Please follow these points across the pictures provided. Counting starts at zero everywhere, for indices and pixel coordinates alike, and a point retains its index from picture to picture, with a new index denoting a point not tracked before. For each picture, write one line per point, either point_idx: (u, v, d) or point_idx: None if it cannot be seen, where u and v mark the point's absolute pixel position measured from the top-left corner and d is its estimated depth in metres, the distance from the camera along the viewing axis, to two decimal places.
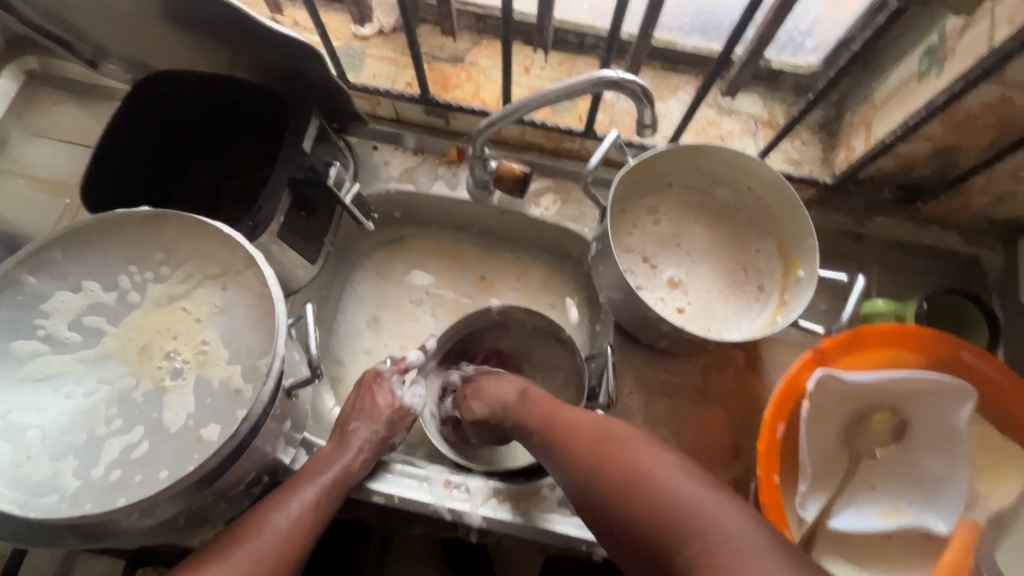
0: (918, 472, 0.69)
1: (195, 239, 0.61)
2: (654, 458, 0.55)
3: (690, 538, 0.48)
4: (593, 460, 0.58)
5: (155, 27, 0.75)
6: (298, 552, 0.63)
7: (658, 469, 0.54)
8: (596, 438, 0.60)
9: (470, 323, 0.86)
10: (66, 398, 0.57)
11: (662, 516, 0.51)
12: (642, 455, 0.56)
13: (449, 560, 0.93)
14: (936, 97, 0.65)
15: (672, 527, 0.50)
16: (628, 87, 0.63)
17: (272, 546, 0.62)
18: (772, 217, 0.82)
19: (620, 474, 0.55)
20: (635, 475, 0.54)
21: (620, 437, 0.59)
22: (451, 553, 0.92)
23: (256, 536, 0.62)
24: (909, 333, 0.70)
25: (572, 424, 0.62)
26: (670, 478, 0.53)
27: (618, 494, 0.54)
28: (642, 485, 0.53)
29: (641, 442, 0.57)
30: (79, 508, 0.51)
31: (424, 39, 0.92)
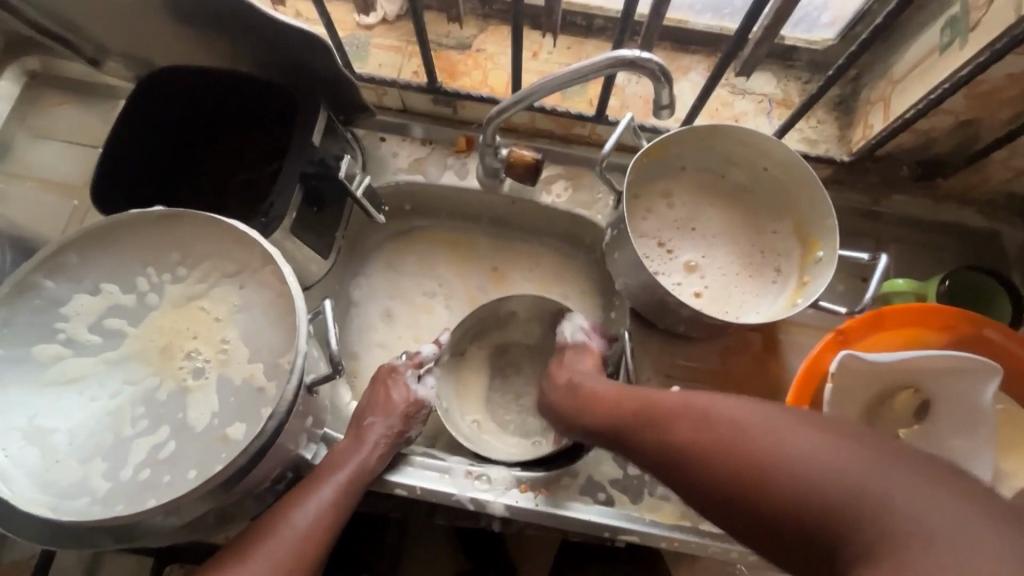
0: (942, 452, 0.69)
1: (212, 238, 0.61)
2: (796, 435, 0.46)
3: (869, 531, 0.38)
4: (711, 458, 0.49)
5: (157, 21, 0.73)
6: (319, 549, 0.63)
7: (795, 450, 0.44)
8: (708, 430, 0.51)
9: (482, 316, 0.87)
10: (90, 401, 0.56)
11: (825, 507, 0.41)
12: (775, 436, 0.46)
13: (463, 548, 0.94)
14: (960, 70, 0.63)
15: (843, 522, 0.40)
16: (645, 67, 0.62)
17: (293, 544, 0.62)
18: (789, 199, 0.81)
19: (754, 469, 0.46)
20: (775, 467, 0.45)
21: (744, 415, 0.50)
22: (465, 542, 0.94)
23: (276, 534, 0.62)
24: (931, 312, 0.70)
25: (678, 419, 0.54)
26: (821, 454, 0.43)
27: (760, 490, 0.45)
28: (782, 471, 0.44)
29: (768, 420, 0.48)
30: (110, 510, 0.51)
31: (430, 26, 0.90)
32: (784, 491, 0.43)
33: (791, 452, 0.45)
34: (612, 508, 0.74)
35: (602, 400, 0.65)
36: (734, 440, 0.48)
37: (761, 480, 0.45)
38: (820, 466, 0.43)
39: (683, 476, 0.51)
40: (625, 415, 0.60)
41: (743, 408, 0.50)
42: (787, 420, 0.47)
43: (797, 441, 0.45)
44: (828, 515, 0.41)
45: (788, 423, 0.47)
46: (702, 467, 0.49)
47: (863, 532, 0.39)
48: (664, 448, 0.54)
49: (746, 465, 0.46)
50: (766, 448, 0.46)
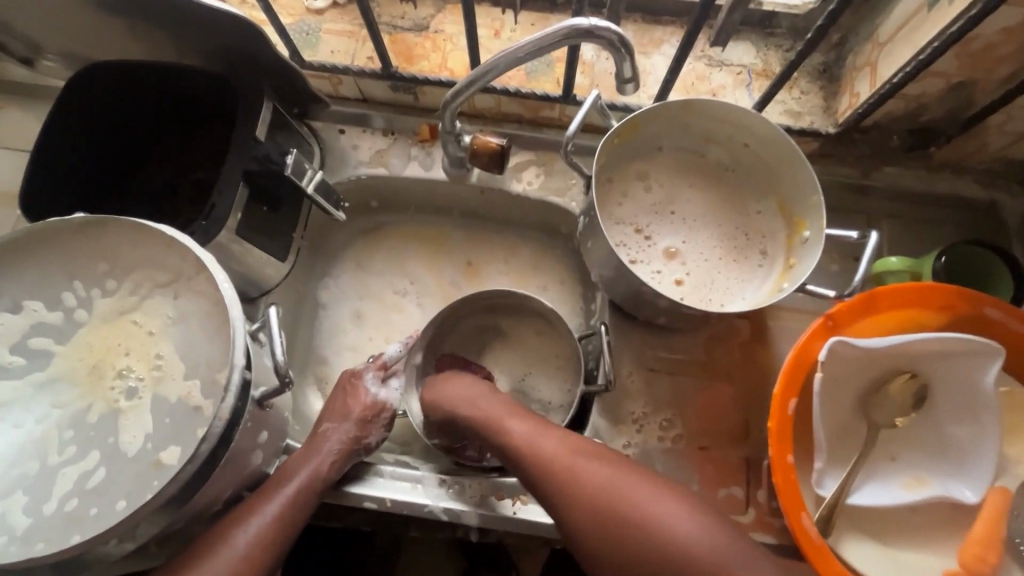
0: (943, 440, 0.64)
1: (140, 244, 0.56)
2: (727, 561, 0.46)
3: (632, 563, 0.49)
4: (604, 520, 0.51)
5: (79, 12, 0.68)
6: (263, 570, 0.59)
7: (679, 528, 0.48)
8: (608, 483, 0.52)
9: (440, 322, 0.82)
10: (13, 428, 0.52)
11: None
12: (695, 552, 0.47)
13: (467, 561, 0.88)
14: (950, 27, 0.58)
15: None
16: (602, 37, 0.56)
17: (231, 566, 0.57)
18: (773, 175, 0.75)
19: (647, 545, 0.48)
20: (663, 545, 0.48)
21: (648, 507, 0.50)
22: (469, 554, 0.88)
23: (216, 554, 0.58)
24: (927, 292, 0.65)
25: (605, 509, 0.51)
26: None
27: (635, 558, 0.49)
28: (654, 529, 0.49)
29: (706, 544, 0.47)
30: (30, 549, 0.47)
31: (383, 8, 0.84)
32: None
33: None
34: None
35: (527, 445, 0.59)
36: (628, 504, 0.51)
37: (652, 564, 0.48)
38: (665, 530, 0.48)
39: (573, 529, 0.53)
40: (551, 475, 0.55)
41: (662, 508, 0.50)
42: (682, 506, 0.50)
43: (718, 558, 0.46)
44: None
45: (715, 543, 0.47)
46: (593, 527, 0.51)
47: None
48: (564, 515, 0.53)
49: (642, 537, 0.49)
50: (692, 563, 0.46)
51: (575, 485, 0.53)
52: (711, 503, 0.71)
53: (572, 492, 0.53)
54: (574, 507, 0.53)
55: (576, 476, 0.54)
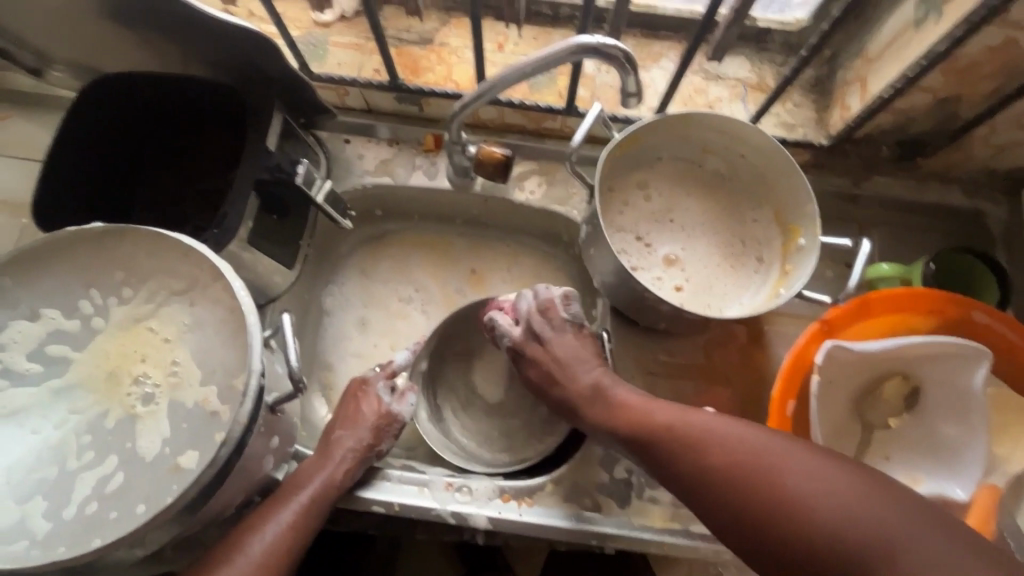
0: (932, 439, 0.67)
1: (156, 253, 0.57)
2: (873, 516, 0.45)
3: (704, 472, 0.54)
4: (740, 489, 0.51)
5: (93, 25, 0.69)
6: None
7: (816, 488, 0.48)
8: (737, 451, 0.53)
9: (446, 329, 0.86)
10: (31, 435, 0.53)
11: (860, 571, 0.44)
12: (841, 510, 0.46)
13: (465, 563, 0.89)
14: (936, 45, 0.61)
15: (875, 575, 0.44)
16: (610, 54, 0.59)
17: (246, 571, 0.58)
18: (769, 184, 0.78)
19: (791, 509, 0.48)
20: (731, 457, 0.53)
21: (715, 427, 0.56)
22: (467, 557, 0.89)
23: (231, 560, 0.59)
24: (919, 297, 0.68)
25: (741, 475, 0.51)
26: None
27: (707, 475, 0.53)
28: (719, 442, 0.54)
29: (848, 500, 0.47)
30: (51, 553, 0.47)
31: (389, 22, 0.86)
32: (819, 544, 0.46)
33: (887, 537, 0.44)
34: (599, 515, 0.71)
35: (646, 421, 0.61)
36: (764, 468, 0.51)
37: (792, 527, 0.47)
38: (728, 444, 0.54)
39: (709, 500, 0.53)
40: (678, 447, 0.57)
41: (799, 472, 0.49)
42: (819, 463, 0.50)
43: (863, 511, 0.46)
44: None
45: (859, 500, 0.47)
46: (729, 495, 0.52)
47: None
48: (645, 448, 0.60)
49: (784, 501, 0.48)
50: (835, 521, 0.46)
51: (697, 445, 0.55)
52: None
53: (692, 452, 0.55)
54: (706, 477, 0.53)
55: (704, 448, 0.55)
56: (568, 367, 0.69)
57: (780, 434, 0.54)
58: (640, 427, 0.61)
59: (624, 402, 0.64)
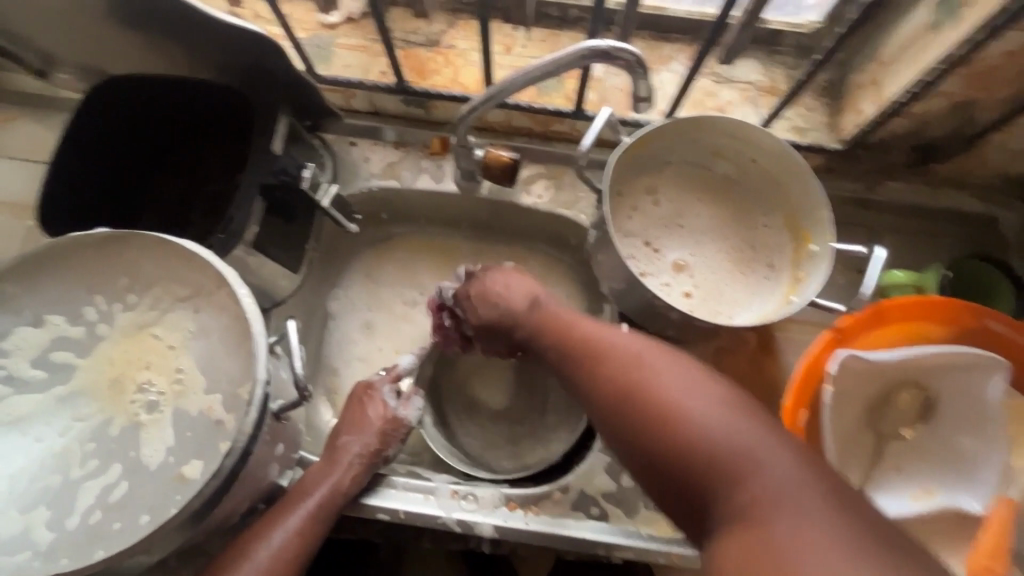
0: (949, 450, 0.66)
1: (161, 259, 0.57)
2: (752, 444, 0.42)
3: (602, 378, 0.52)
4: (625, 398, 0.49)
5: (98, 26, 0.68)
6: None
7: (701, 407, 0.45)
8: (634, 364, 0.50)
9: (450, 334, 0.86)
10: (34, 443, 0.52)
11: (714, 489, 0.42)
12: (716, 429, 0.43)
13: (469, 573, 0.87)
14: (954, 49, 0.59)
15: (728, 497, 0.41)
16: (621, 58, 0.58)
17: None
18: (780, 189, 0.77)
19: (670, 422, 0.45)
20: (630, 368, 0.50)
21: (628, 343, 0.53)
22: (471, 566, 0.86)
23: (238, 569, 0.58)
24: (935, 305, 0.66)
25: (631, 386, 0.49)
26: (814, 531, 0.36)
27: (603, 380, 0.52)
28: (625, 354, 0.52)
29: (728, 424, 0.43)
30: (55, 564, 0.47)
31: (396, 23, 0.86)
32: (680, 456, 0.43)
33: (754, 461, 0.41)
34: (605, 523, 0.70)
35: (562, 337, 0.60)
36: (655, 380, 0.48)
37: (664, 438, 0.45)
38: (637, 355, 0.52)
39: (597, 407, 0.51)
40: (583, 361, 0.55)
41: (687, 389, 0.46)
42: (717, 390, 0.46)
43: (738, 437, 0.42)
44: (717, 499, 0.41)
45: (740, 428, 0.43)
46: (613, 402, 0.50)
47: (733, 506, 0.40)
48: (559, 356, 0.58)
49: (665, 413, 0.45)
50: (705, 437, 0.43)
51: (605, 355, 0.53)
52: None
53: (599, 360, 0.53)
54: (599, 386, 0.52)
55: (606, 362, 0.53)
56: (504, 294, 0.66)
57: (692, 360, 0.50)
58: (558, 343, 0.60)
59: (549, 321, 0.63)
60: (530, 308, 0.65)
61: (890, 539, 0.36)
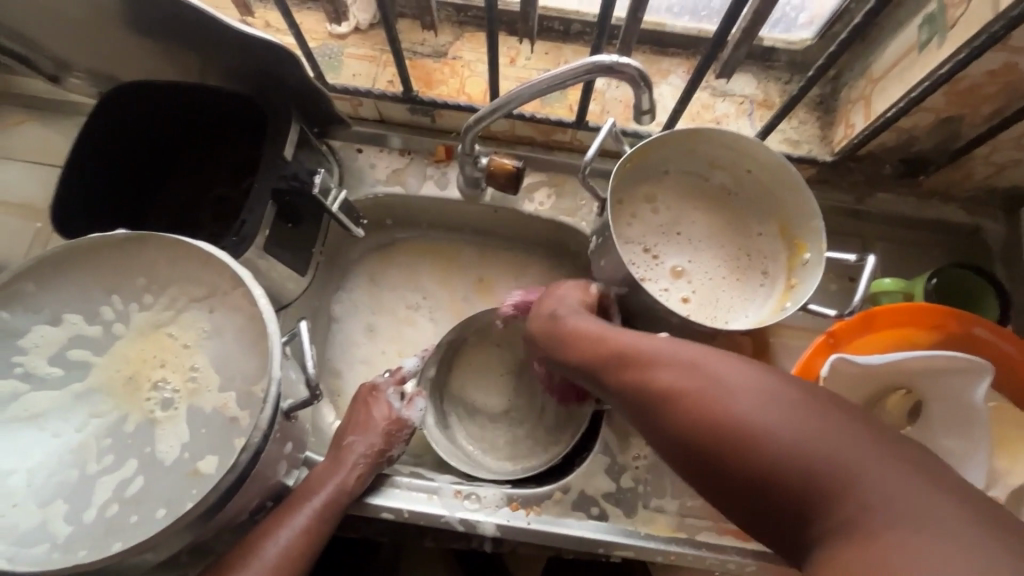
0: (937, 452, 0.68)
1: (177, 260, 0.58)
2: (837, 448, 0.41)
3: (652, 391, 0.51)
4: (692, 409, 0.47)
5: (116, 34, 0.70)
6: None
7: (768, 412, 0.44)
8: (695, 374, 0.49)
9: (453, 338, 0.88)
10: (51, 438, 0.53)
11: (810, 499, 0.41)
12: (802, 438, 0.42)
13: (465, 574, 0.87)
14: (939, 68, 0.63)
15: (822, 506, 0.40)
16: (624, 72, 0.60)
17: None
18: (774, 199, 0.80)
19: (742, 435, 0.44)
20: (679, 376, 0.50)
21: (670, 349, 0.53)
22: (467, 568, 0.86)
23: (247, 565, 0.60)
24: (920, 311, 0.69)
25: (693, 399, 0.48)
26: (930, 534, 0.36)
27: (654, 392, 0.51)
28: (671, 364, 0.52)
29: (808, 430, 0.42)
30: (73, 557, 0.48)
31: (403, 34, 0.88)
32: (761, 467, 0.43)
33: (843, 465, 0.40)
34: (605, 523, 0.72)
35: (606, 349, 0.58)
36: (723, 390, 0.47)
37: (744, 452, 0.44)
38: (683, 361, 0.51)
39: (660, 423, 0.50)
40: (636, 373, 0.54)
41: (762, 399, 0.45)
42: (792, 395, 0.45)
43: (828, 444, 0.42)
44: (813, 509, 0.41)
45: (827, 433, 0.42)
46: (678, 417, 0.48)
47: (834, 514, 0.40)
48: (600, 369, 0.58)
49: (733, 424, 0.45)
50: (793, 447, 0.42)
51: (648, 365, 0.53)
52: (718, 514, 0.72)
53: (643, 372, 0.53)
54: (659, 399, 0.50)
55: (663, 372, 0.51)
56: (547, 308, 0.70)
57: (742, 358, 0.50)
58: (599, 355, 0.59)
59: (589, 333, 0.62)
60: (560, 323, 0.66)
61: (998, 523, 0.36)
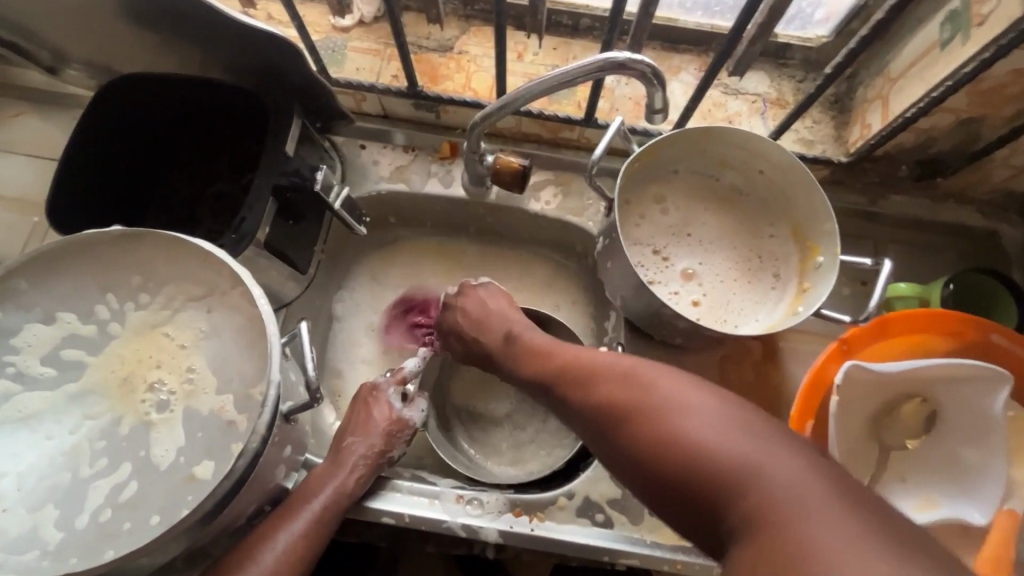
0: (952, 462, 0.67)
1: (175, 258, 0.56)
2: (746, 449, 0.40)
3: (587, 402, 0.52)
4: (619, 423, 0.47)
5: (114, 25, 0.68)
6: None
7: (684, 416, 0.44)
8: (626, 385, 0.49)
9: None
10: (44, 441, 0.52)
11: (721, 504, 0.40)
12: (714, 444, 0.41)
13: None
14: (963, 67, 0.61)
15: (732, 511, 0.39)
16: (635, 68, 0.58)
17: None
18: (786, 201, 0.78)
19: (658, 441, 0.44)
20: (608, 388, 0.50)
21: (605, 362, 0.53)
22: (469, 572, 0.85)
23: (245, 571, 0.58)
24: (936, 318, 0.67)
25: (619, 409, 0.48)
26: (830, 533, 0.34)
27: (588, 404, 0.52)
28: (603, 376, 0.52)
29: (718, 432, 0.42)
30: (63, 564, 0.46)
31: (409, 28, 0.86)
32: (672, 472, 0.42)
33: (752, 468, 0.39)
34: (611, 530, 0.70)
35: (556, 363, 0.59)
36: (648, 396, 0.47)
37: (664, 462, 0.43)
38: (615, 371, 0.51)
39: (597, 441, 0.50)
40: (576, 384, 0.54)
41: (683, 406, 0.44)
42: (713, 401, 0.44)
43: (738, 446, 0.40)
44: (725, 514, 0.39)
45: (739, 438, 0.41)
46: (610, 427, 0.48)
47: (741, 516, 0.38)
48: (546, 384, 0.59)
49: (649, 430, 0.45)
50: (706, 450, 0.41)
51: (585, 379, 0.53)
52: None
53: (580, 385, 0.54)
54: (592, 412, 0.51)
55: (599, 383, 0.52)
56: (485, 321, 0.72)
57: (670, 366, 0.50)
58: (545, 371, 0.60)
59: (543, 347, 0.64)
60: (512, 341, 0.68)
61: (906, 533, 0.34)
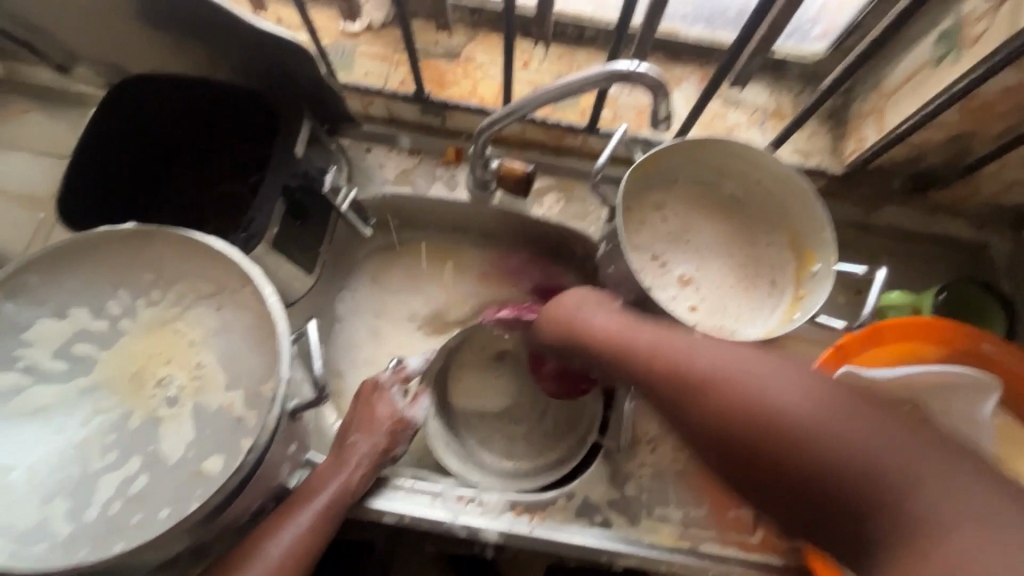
0: None
1: (186, 256, 0.57)
2: (893, 456, 0.44)
3: (703, 402, 0.53)
4: (752, 428, 0.49)
5: (128, 26, 0.69)
6: None
7: (827, 424, 0.47)
8: (755, 390, 0.51)
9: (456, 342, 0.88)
10: (54, 434, 0.52)
11: (869, 504, 0.44)
12: (862, 452, 0.45)
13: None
14: (955, 84, 0.63)
15: (878, 511, 0.44)
16: (642, 80, 0.60)
17: None
18: (783, 211, 0.80)
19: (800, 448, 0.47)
20: (730, 391, 0.52)
21: (716, 359, 0.54)
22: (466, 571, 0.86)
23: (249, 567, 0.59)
24: (927, 326, 0.70)
25: (752, 415, 0.50)
26: (980, 535, 0.40)
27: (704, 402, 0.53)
28: (719, 376, 0.53)
29: (862, 441, 0.46)
30: (74, 556, 0.47)
31: (417, 35, 0.88)
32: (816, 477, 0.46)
33: (901, 475, 0.44)
34: (608, 531, 0.71)
35: (640, 358, 0.59)
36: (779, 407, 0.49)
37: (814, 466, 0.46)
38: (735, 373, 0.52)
39: (719, 442, 0.52)
40: (682, 385, 0.55)
41: (824, 413, 0.48)
42: (849, 409, 0.48)
43: (884, 454, 0.45)
44: (873, 515, 0.44)
45: (882, 445, 0.45)
46: (739, 436, 0.50)
47: (889, 522, 0.43)
48: (635, 373, 0.60)
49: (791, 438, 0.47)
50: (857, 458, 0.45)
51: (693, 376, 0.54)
52: (721, 526, 0.71)
53: (687, 381, 0.55)
54: (712, 415, 0.52)
55: (714, 389, 0.53)
56: (567, 312, 0.70)
57: (788, 368, 0.52)
58: (633, 360, 0.60)
59: (617, 334, 0.63)
60: (586, 327, 0.67)
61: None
